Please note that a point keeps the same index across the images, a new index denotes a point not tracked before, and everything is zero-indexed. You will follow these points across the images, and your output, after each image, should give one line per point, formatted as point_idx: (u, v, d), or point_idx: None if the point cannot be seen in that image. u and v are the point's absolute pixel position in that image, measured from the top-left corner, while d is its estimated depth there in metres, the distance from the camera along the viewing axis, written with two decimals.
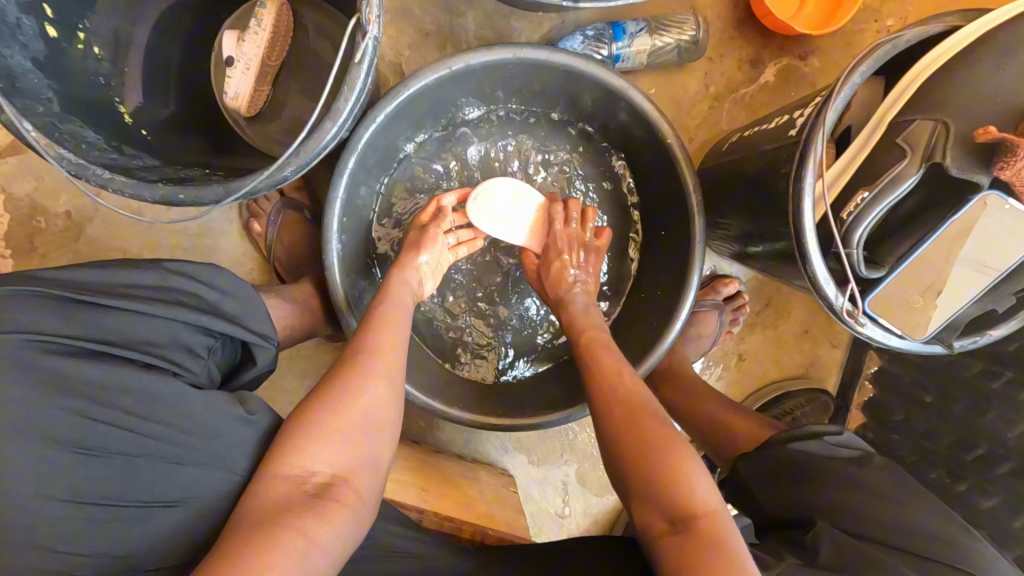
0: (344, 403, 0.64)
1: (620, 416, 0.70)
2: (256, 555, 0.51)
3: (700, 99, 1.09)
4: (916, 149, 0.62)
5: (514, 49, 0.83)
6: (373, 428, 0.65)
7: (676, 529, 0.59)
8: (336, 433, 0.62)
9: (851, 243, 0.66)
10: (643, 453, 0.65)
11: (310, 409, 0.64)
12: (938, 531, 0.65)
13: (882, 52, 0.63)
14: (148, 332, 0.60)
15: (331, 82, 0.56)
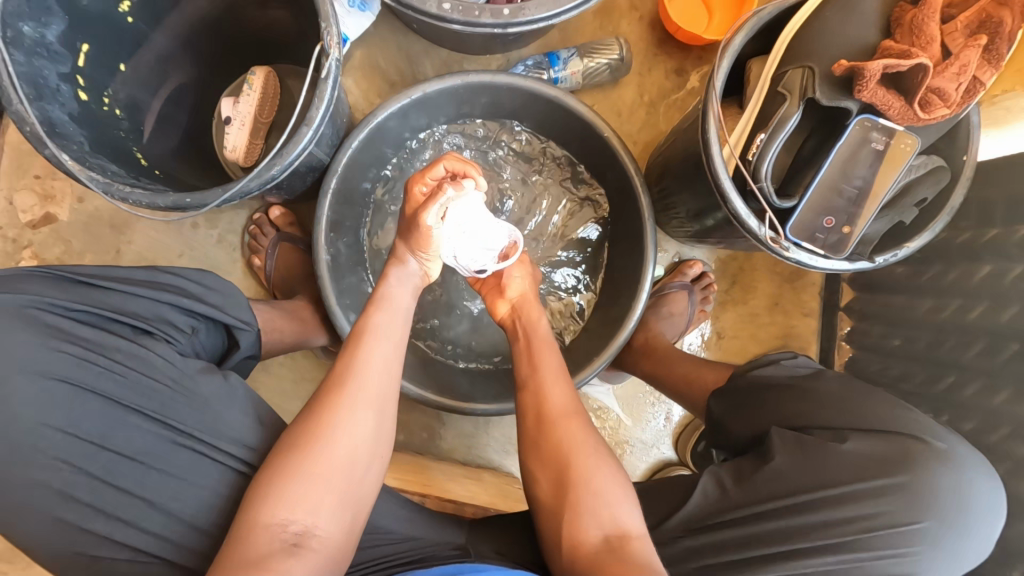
0: (322, 444, 0.66)
1: (566, 435, 0.75)
2: None
3: (637, 107, 1.24)
4: (793, 91, 0.74)
5: (461, 76, 0.98)
6: (358, 464, 0.67)
7: (607, 544, 0.67)
8: (319, 475, 0.64)
9: (760, 177, 0.77)
10: (587, 481, 0.71)
11: (290, 450, 0.66)
12: (887, 411, 0.67)
13: (750, 24, 0.77)
14: (136, 310, 0.69)
15: (303, 93, 0.69)
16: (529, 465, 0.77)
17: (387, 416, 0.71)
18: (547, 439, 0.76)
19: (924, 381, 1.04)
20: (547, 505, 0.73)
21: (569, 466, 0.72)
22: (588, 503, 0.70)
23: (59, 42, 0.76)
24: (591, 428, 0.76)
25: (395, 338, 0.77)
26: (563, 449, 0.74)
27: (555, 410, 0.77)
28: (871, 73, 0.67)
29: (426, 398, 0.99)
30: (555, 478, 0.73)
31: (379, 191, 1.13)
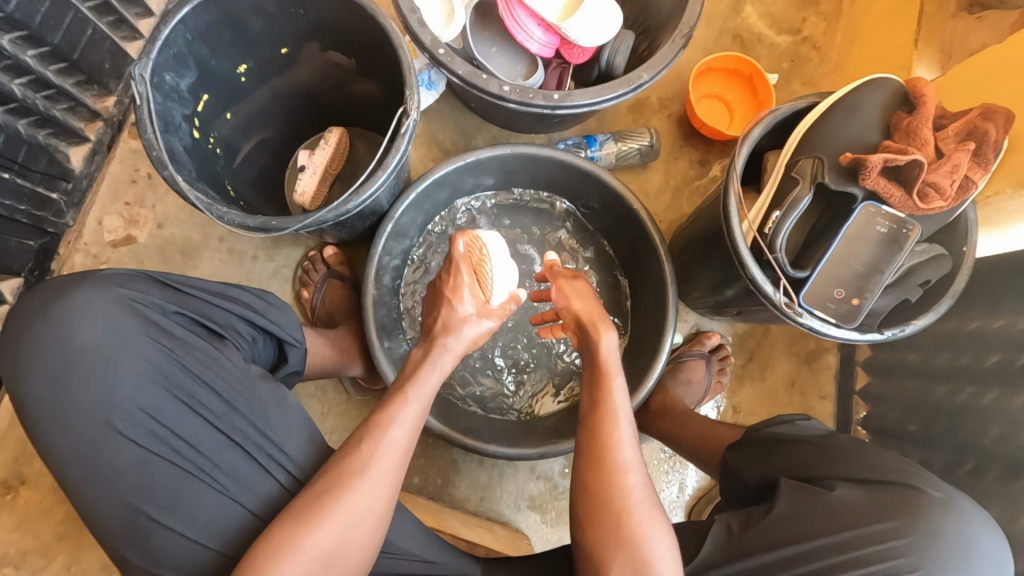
0: (321, 526, 0.66)
1: (621, 492, 0.75)
2: None
3: (664, 189, 1.38)
4: (804, 176, 0.84)
5: (511, 146, 1.11)
6: (352, 541, 0.68)
7: None
8: (327, 532, 0.66)
9: (775, 248, 0.85)
10: (641, 540, 0.72)
11: (290, 521, 0.67)
12: (888, 462, 0.76)
13: (767, 118, 0.90)
14: (211, 319, 0.77)
15: (383, 146, 0.82)
16: (579, 507, 0.78)
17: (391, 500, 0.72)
18: (601, 483, 0.76)
19: (943, 467, 1.05)
20: (593, 556, 0.74)
21: (622, 521, 0.73)
22: (642, 563, 0.71)
23: (187, 90, 0.92)
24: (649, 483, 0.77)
25: (410, 422, 0.77)
26: (619, 509, 0.74)
27: (612, 459, 0.77)
28: (872, 165, 0.78)
29: (450, 435, 1.03)
30: (604, 526, 0.74)
31: (428, 237, 1.24)
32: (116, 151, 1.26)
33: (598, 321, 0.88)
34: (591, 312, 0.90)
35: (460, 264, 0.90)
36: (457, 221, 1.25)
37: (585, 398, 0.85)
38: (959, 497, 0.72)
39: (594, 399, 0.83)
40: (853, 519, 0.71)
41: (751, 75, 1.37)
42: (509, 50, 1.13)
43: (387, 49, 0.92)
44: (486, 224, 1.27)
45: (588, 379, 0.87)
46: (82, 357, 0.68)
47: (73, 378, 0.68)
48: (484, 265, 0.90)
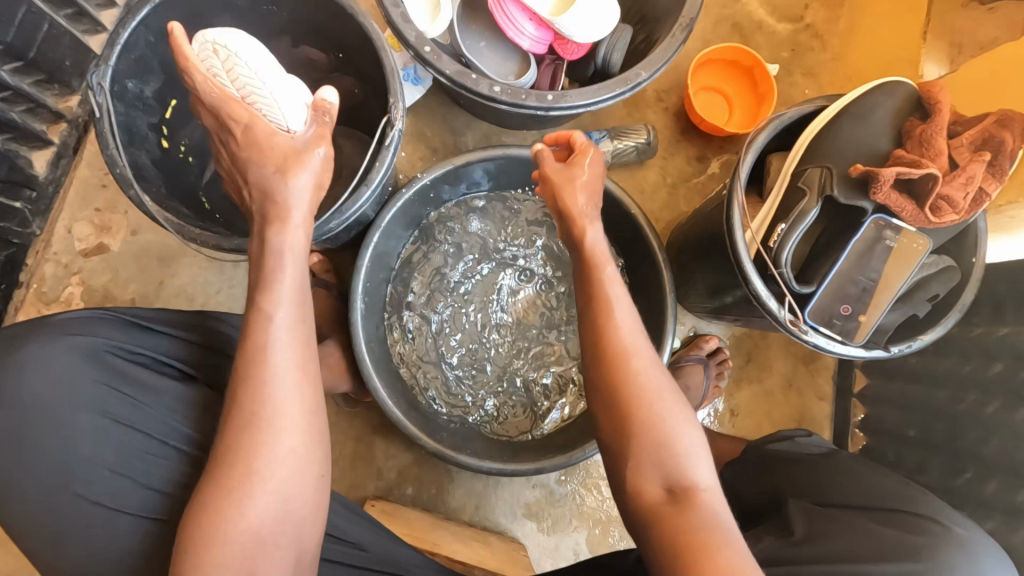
0: (257, 459, 0.61)
1: (630, 390, 0.70)
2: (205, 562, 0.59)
3: (661, 187, 1.33)
4: (812, 188, 0.80)
5: (502, 149, 1.05)
6: (293, 485, 0.63)
7: (675, 502, 0.66)
8: (263, 429, 0.62)
9: (780, 263, 0.81)
10: (655, 427, 0.68)
11: (212, 488, 0.61)
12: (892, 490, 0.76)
13: (773, 124, 0.85)
14: (178, 354, 0.73)
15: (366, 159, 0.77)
16: (592, 403, 0.74)
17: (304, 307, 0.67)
18: (606, 374, 0.72)
19: (942, 475, 1.04)
20: (615, 464, 0.71)
21: (629, 412, 0.69)
22: (656, 453, 0.68)
23: (153, 96, 0.85)
24: (655, 371, 0.71)
25: (290, 324, 0.65)
26: (631, 405, 0.69)
27: (611, 349, 0.72)
28: (884, 179, 0.74)
29: (443, 453, 0.99)
30: (614, 421, 0.71)
31: (415, 243, 1.18)
32: (82, 153, 1.19)
33: (584, 208, 0.79)
34: (592, 197, 0.80)
35: (233, 103, 0.65)
36: (447, 224, 1.18)
37: (577, 288, 0.79)
38: (966, 527, 0.71)
39: (586, 292, 0.76)
40: (864, 547, 0.69)
41: (751, 66, 1.31)
42: (499, 44, 1.06)
43: (368, 51, 0.86)
44: (478, 228, 1.19)
45: (576, 273, 0.79)
46: (38, 413, 0.63)
47: (31, 436, 0.63)
48: (234, 65, 0.65)
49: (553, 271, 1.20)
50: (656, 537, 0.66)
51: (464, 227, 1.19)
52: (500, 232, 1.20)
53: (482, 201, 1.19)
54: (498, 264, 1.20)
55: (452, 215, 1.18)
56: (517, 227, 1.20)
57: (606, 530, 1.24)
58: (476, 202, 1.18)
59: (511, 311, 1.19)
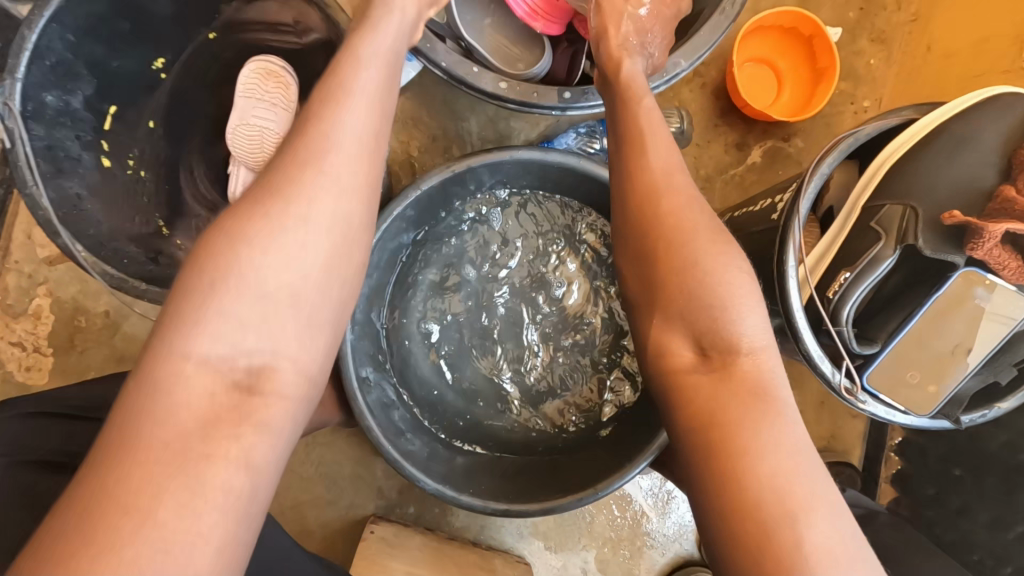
0: (229, 312, 0.47)
1: (686, 268, 0.55)
2: (154, 389, 0.43)
3: (693, 180, 1.16)
4: (889, 231, 0.65)
5: (509, 152, 0.91)
6: (307, 317, 0.50)
7: (707, 356, 0.53)
8: (269, 213, 0.49)
9: (839, 321, 0.68)
10: (696, 272, 0.55)
11: (185, 300, 0.47)
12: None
13: (845, 145, 0.69)
14: None
15: None
16: (622, 258, 0.64)
17: (367, 200, 0.53)
18: (638, 214, 0.61)
19: (988, 523, 0.95)
20: (643, 322, 0.60)
21: (658, 250, 0.58)
22: (698, 305, 0.55)
23: (83, 108, 0.76)
24: (698, 197, 0.60)
25: (354, 140, 0.52)
26: (686, 297, 0.55)
27: (647, 185, 0.60)
28: (991, 234, 0.59)
29: (442, 492, 0.90)
30: (642, 262, 0.60)
31: (421, 242, 1.04)
32: None
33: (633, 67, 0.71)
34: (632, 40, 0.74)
35: None
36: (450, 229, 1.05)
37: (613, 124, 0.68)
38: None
39: (620, 116, 0.67)
40: None
41: (811, 36, 1.10)
42: (506, 22, 0.87)
43: None
44: (496, 226, 1.06)
45: (611, 105, 0.70)
46: None
47: None
48: None
49: (577, 281, 1.07)
50: (683, 443, 0.52)
51: (479, 225, 1.06)
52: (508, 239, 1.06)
53: (503, 196, 1.04)
54: (513, 270, 1.07)
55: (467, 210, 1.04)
56: (537, 230, 1.06)
57: (616, 549, 1.19)
58: (496, 198, 1.03)
59: (525, 321, 1.06)
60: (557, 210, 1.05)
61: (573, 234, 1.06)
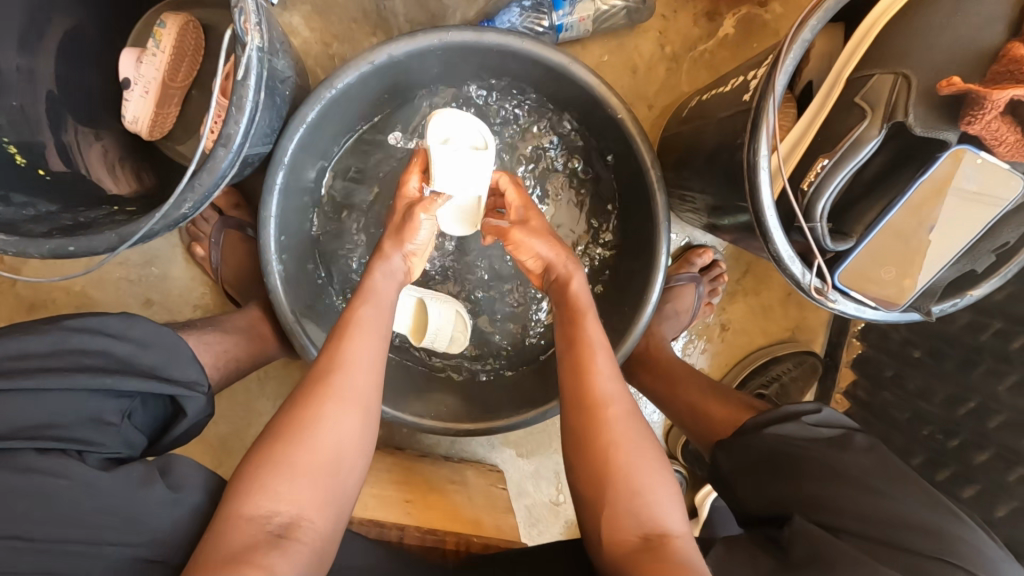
0: (279, 475, 0.57)
1: (604, 427, 0.65)
2: (228, 518, 0.54)
3: (658, 60, 1.02)
4: (877, 106, 0.56)
5: (439, 35, 0.77)
6: (322, 496, 0.58)
7: (646, 545, 0.59)
8: (350, 364, 0.65)
9: (814, 217, 0.61)
10: (632, 474, 0.62)
11: (238, 498, 0.55)
12: (917, 518, 0.59)
13: (832, 2, 0.57)
14: (43, 413, 0.54)
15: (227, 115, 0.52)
16: (569, 455, 0.68)
17: (366, 442, 0.63)
18: (586, 432, 0.65)
19: (942, 401, 0.97)
20: (589, 512, 0.64)
21: (605, 439, 0.64)
22: (631, 497, 0.61)
23: None
24: (636, 430, 0.65)
25: (369, 357, 0.66)
26: (601, 445, 0.64)
27: (595, 393, 0.67)
28: (991, 105, 0.50)
29: (403, 420, 0.86)
30: (586, 454, 0.65)
31: (352, 146, 0.91)
32: None
33: (566, 262, 0.79)
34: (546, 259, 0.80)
35: None
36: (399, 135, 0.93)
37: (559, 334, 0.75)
38: (1003, 559, 0.58)
39: (570, 354, 0.71)
40: None
41: None
42: None
43: None
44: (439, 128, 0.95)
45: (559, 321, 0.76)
46: None
47: None
48: None
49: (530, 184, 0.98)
50: None
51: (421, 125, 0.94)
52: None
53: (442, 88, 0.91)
54: None
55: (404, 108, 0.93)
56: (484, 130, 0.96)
57: None
58: (437, 91, 0.91)
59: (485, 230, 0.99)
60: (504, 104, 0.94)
61: (522, 129, 0.97)
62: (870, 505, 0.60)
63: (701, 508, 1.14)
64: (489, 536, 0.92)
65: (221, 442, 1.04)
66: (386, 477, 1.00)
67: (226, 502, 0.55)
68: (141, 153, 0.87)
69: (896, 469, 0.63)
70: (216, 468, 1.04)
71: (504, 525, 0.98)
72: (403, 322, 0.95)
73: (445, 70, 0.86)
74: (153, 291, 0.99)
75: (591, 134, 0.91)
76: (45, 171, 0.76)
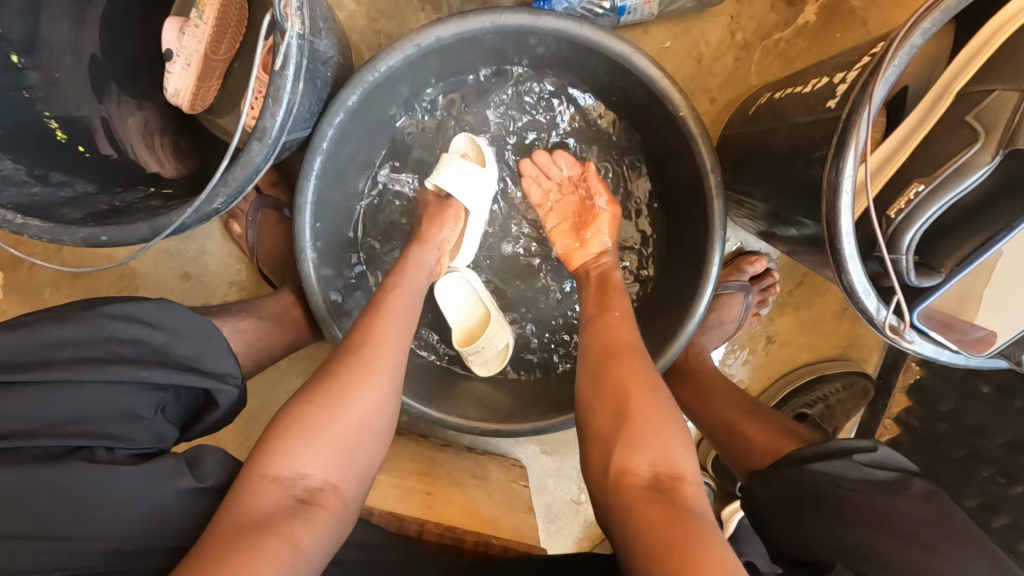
0: (306, 438, 0.56)
1: (626, 371, 0.63)
2: (254, 478, 0.53)
3: (726, 49, 0.93)
4: (991, 130, 0.49)
5: (491, 17, 0.71)
6: (348, 463, 0.57)
7: (658, 484, 0.55)
8: (383, 337, 0.64)
9: (899, 249, 0.54)
10: (651, 412, 0.59)
11: (263, 458, 0.55)
12: None
13: (953, 3, 0.48)
14: (78, 404, 0.54)
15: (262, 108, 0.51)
16: (580, 397, 0.65)
17: (391, 417, 0.62)
18: (607, 373, 0.63)
19: (1008, 444, 0.89)
20: (596, 450, 0.60)
21: (625, 380, 0.62)
22: (648, 433, 0.58)
23: None
24: (656, 377, 0.63)
25: (399, 335, 0.66)
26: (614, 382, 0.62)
27: (618, 342, 0.67)
28: None
29: (429, 416, 0.84)
30: (602, 391, 0.62)
31: (394, 129, 0.87)
32: None
33: (609, 261, 0.82)
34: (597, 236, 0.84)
35: None
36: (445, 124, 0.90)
37: (587, 302, 0.76)
38: None
39: (599, 311, 0.72)
40: None
41: None
42: None
43: None
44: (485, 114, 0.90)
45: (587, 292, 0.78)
46: None
47: None
48: None
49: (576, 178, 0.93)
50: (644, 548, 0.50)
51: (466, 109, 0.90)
52: (512, 137, 0.92)
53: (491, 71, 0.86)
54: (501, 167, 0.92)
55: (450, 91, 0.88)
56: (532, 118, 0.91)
57: None
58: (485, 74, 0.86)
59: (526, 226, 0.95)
60: (556, 91, 0.88)
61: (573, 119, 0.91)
62: (924, 564, 0.55)
63: (726, 523, 1.10)
64: (507, 537, 0.91)
65: (250, 416, 1.06)
66: (408, 467, 0.99)
67: (251, 463, 0.54)
68: (182, 126, 0.84)
69: (959, 528, 0.58)
70: (244, 442, 1.06)
71: (523, 526, 0.97)
72: (459, 317, 0.93)
73: (495, 54, 0.80)
74: (190, 265, 0.99)
75: (648, 128, 0.84)
76: (83, 148, 0.75)
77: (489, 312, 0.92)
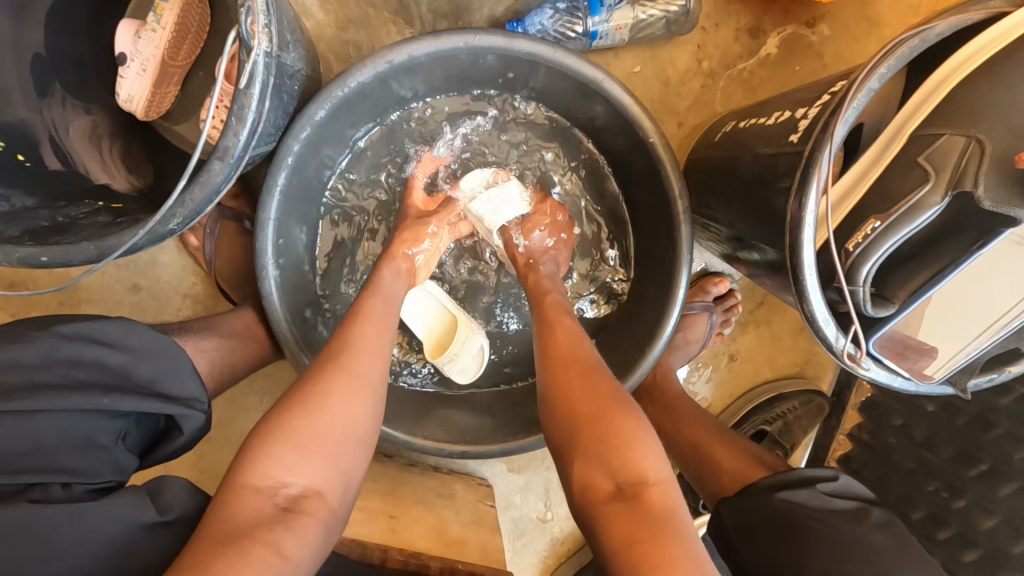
0: (285, 446, 0.53)
1: (577, 389, 0.60)
2: (232, 493, 0.50)
3: (692, 76, 0.96)
4: (941, 171, 0.52)
5: (466, 37, 0.70)
6: (332, 468, 0.54)
7: (622, 495, 0.51)
8: (369, 341, 0.63)
9: (857, 281, 0.56)
10: (603, 422, 0.56)
11: (241, 470, 0.51)
12: None
13: (907, 50, 0.51)
14: (29, 437, 0.50)
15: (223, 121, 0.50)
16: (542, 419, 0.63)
17: (376, 419, 0.60)
18: (556, 389, 0.62)
19: (951, 459, 0.93)
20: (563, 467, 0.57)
21: (569, 398, 0.60)
22: (599, 446, 0.55)
23: None
24: (605, 380, 0.61)
25: (381, 340, 0.64)
26: (573, 401, 0.59)
27: (560, 359, 0.64)
28: None
29: (394, 437, 0.81)
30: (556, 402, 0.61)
31: (364, 143, 0.85)
32: None
33: (537, 239, 0.85)
34: (539, 250, 0.84)
35: None
36: (420, 134, 0.88)
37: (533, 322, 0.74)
38: None
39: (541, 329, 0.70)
40: None
41: None
42: None
43: None
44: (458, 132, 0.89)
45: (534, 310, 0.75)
46: None
47: None
48: None
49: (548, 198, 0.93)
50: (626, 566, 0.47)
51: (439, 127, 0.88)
52: (487, 157, 0.91)
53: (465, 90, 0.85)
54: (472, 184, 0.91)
55: (421, 107, 0.86)
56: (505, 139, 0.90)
57: None
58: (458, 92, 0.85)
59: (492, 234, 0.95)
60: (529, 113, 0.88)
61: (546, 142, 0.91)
62: None
63: None
64: (473, 561, 0.89)
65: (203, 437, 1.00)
66: (371, 488, 0.96)
67: (229, 476, 0.51)
68: (137, 132, 0.80)
69: (914, 551, 0.61)
70: (196, 465, 1.00)
71: (490, 547, 0.95)
72: (426, 326, 0.93)
73: (467, 73, 0.80)
74: (141, 277, 0.94)
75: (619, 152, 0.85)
76: (23, 156, 0.71)
77: (455, 318, 0.92)
